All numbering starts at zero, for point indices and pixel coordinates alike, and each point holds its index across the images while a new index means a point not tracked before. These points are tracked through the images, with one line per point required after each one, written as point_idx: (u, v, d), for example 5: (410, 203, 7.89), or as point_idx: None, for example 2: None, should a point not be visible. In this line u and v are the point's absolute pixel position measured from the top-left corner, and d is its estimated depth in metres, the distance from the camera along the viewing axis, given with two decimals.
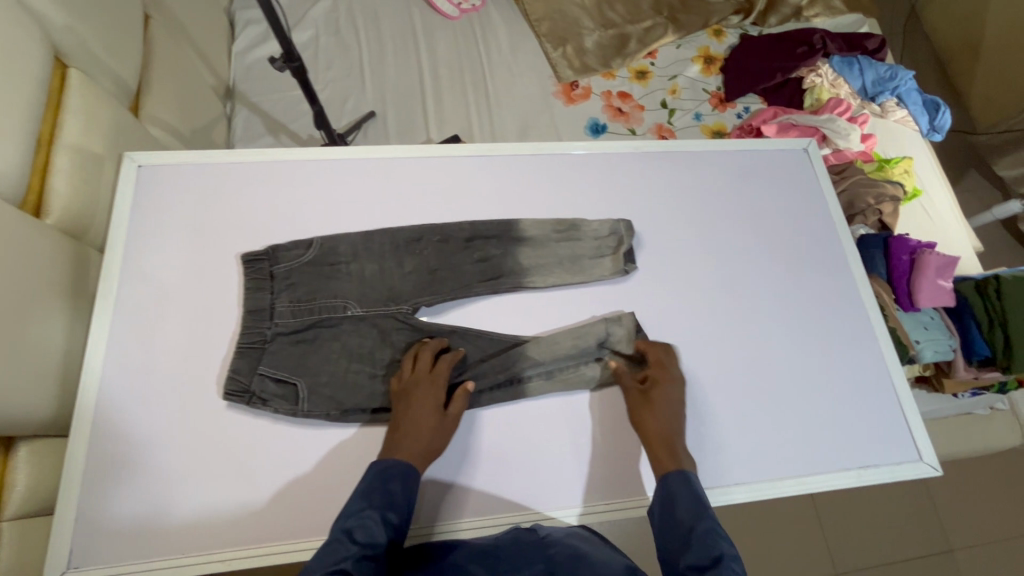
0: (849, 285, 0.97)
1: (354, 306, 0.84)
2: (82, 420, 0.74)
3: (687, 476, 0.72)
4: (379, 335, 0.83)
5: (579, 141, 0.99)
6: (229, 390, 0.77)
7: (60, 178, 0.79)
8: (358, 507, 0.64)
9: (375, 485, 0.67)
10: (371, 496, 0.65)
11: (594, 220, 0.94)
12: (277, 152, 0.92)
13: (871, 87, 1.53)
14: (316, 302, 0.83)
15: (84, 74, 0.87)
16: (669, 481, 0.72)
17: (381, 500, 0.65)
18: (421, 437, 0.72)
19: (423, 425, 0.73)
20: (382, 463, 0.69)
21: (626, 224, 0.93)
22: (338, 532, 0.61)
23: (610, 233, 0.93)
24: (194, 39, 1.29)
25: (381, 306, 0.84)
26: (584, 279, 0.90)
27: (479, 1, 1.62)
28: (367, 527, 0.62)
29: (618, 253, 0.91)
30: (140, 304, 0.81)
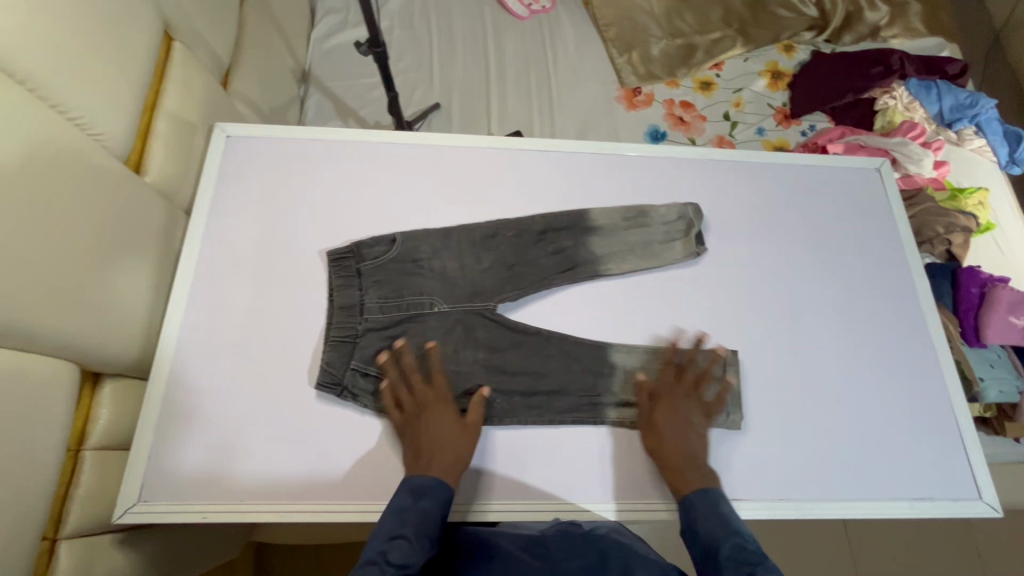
0: (914, 314, 0.93)
1: (439, 303, 0.86)
2: (160, 366, 0.79)
3: (710, 499, 0.72)
4: (462, 333, 0.85)
5: (629, 143, 0.99)
6: (322, 381, 0.80)
7: (158, 141, 0.86)
8: (392, 528, 0.63)
9: (408, 502, 0.66)
10: (406, 516, 0.65)
11: (662, 206, 0.94)
12: (352, 132, 0.96)
13: (948, 114, 1.47)
14: (402, 299, 0.85)
15: (186, 49, 0.94)
16: (694, 505, 0.72)
17: (413, 519, 0.65)
18: (445, 450, 0.73)
19: (446, 444, 0.74)
20: (415, 484, 0.68)
21: (694, 208, 0.94)
22: (373, 552, 0.60)
23: (678, 217, 0.93)
24: (279, 24, 1.36)
25: (466, 303, 0.86)
26: (658, 263, 0.91)
27: (549, 3, 1.64)
28: (401, 549, 0.61)
29: (689, 236, 0.92)
30: (219, 265, 0.86)
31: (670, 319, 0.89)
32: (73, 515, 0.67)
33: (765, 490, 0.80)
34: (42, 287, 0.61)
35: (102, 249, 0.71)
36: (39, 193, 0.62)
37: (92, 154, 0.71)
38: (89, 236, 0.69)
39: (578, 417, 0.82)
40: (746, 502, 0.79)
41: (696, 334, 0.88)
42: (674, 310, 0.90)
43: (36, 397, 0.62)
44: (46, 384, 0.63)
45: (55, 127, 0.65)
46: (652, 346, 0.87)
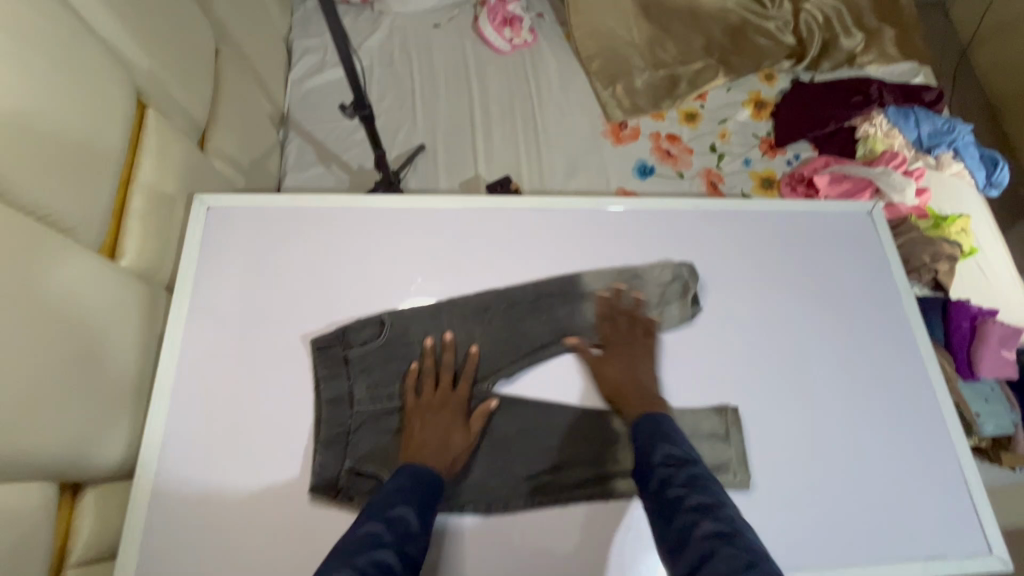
0: (914, 361, 0.94)
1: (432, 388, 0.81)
2: (146, 466, 0.74)
3: (654, 420, 0.73)
4: None
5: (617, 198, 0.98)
6: (315, 484, 0.75)
7: (134, 219, 0.81)
8: (390, 500, 0.65)
9: (410, 482, 0.68)
10: (405, 491, 0.66)
11: (655, 266, 0.93)
12: (340, 199, 0.92)
13: (927, 140, 1.50)
14: (393, 388, 0.81)
15: (161, 117, 0.89)
16: (640, 424, 0.73)
17: (415, 497, 0.66)
18: (447, 447, 0.75)
19: (449, 438, 0.76)
20: (413, 467, 0.70)
21: (689, 268, 0.93)
22: (382, 517, 0.62)
23: (673, 277, 0.92)
24: (256, 72, 1.31)
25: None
26: (656, 324, 0.89)
27: (531, 37, 1.62)
28: (408, 518, 0.63)
29: (684, 299, 0.91)
30: (205, 349, 0.82)
31: (673, 379, 0.87)
32: None
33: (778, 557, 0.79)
34: None
35: (69, 350, 0.64)
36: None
37: (58, 249, 0.65)
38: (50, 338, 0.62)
39: (584, 494, 0.77)
40: None
41: (702, 395, 0.87)
42: (678, 371, 0.88)
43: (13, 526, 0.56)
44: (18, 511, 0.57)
45: (15, 227, 0.60)
46: None
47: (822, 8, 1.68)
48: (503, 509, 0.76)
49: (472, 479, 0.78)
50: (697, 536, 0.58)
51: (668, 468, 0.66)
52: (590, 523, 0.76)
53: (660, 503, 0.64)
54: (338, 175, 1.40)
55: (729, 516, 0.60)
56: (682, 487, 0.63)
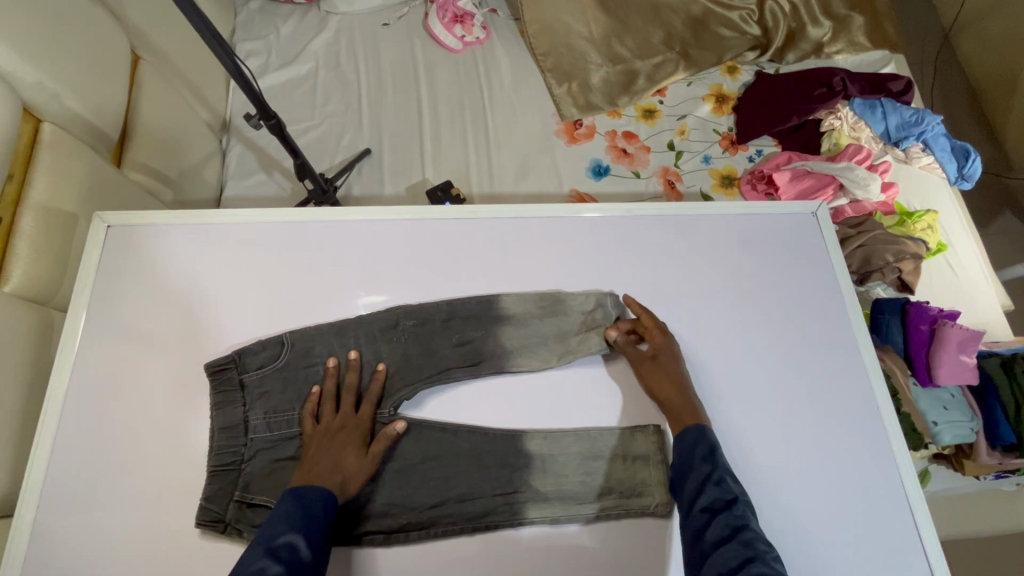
0: (856, 373, 0.89)
1: None
2: (27, 501, 0.71)
3: (707, 433, 0.74)
4: None
5: (556, 205, 0.92)
6: (202, 520, 0.71)
7: (24, 240, 0.78)
8: (277, 528, 0.62)
9: (294, 505, 0.65)
10: (292, 517, 0.64)
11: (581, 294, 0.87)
12: (246, 213, 0.88)
13: (894, 133, 1.43)
14: (291, 413, 0.78)
15: (58, 130, 0.85)
16: (693, 436, 0.74)
17: (300, 519, 0.64)
18: (340, 469, 0.72)
19: (342, 461, 0.72)
20: (297, 489, 0.67)
21: (613, 297, 0.86)
22: (263, 549, 0.60)
23: (595, 306, 0.86)
24: (189, 79, 1.27)
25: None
26: (571, 357, 0.83)
27: (484, 34, 1.57)
28: (293, 547, 0.61)
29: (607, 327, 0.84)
30: (96, 375, 0.78)
31: (592, 406, 0.82)
32: None
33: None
34: None
35: None
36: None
37: None
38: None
39: (493, 520, 0.75)
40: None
41: (626, 412, 0.82)
42: (598, 394, 0.82)
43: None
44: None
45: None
46: (571, 429, 0.80)
47: None
48: (406, 539, 0.74)
49: (374, 508, 0.75)
50: (748, 575, 0.61)
51: (712, 499, 0.68)
52: (502, 547, 0.74)
53: (706, 529, 0.67)
54: (280, 183, 1.36)
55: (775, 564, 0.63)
56: (737, 521, 0.66)
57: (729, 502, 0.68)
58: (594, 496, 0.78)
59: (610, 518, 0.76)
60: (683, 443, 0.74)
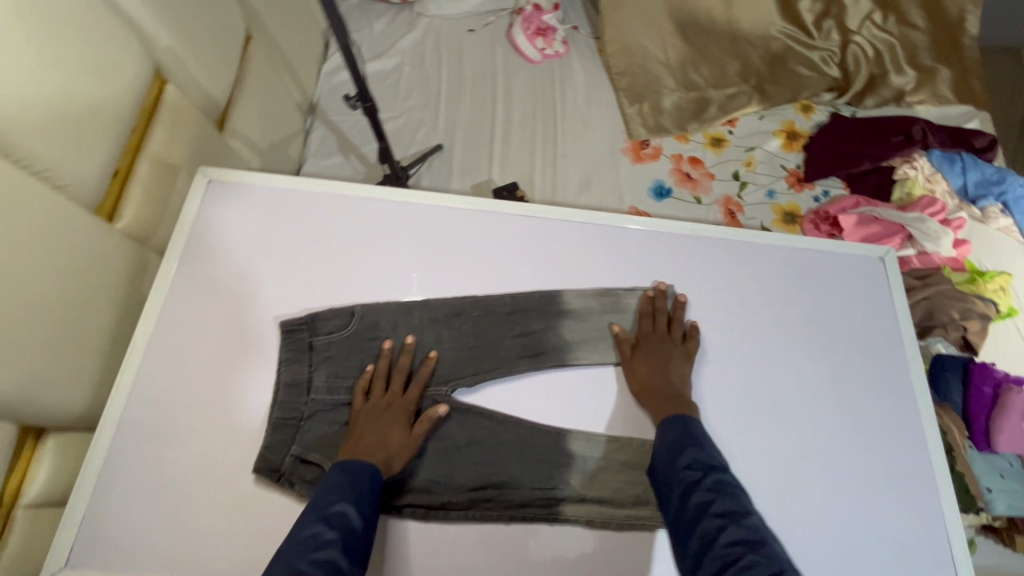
0: (911, 420, 0.87)
1: None
2: (106, 421, 0.76)
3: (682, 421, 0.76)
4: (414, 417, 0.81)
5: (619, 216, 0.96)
6: (260, 467, 0.76)
7: (137, 185, 0.85)
8: (329, 498, 0.66)
9: (345, 479, 0.69)
10: (343, 491, 0.67)
11: (638, 292, 0.90)
12: (334, 186, 0.95)
13: (972, 189, 1.41)
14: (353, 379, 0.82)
15: (178, 91, 0.93)
16: (669, 426, 0.76)
17: (349, 492, 0.67)
18: (385, 446, 0.75)
19: (388, 439, 0.75)
20: (345, 464, 0.71)
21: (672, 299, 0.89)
22: (318, 516, 0.64)
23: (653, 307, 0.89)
24: (288, 60, 1.37)
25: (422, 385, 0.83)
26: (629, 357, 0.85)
27: (564, 48, 1.62)
28: (345, 515, 0.64)
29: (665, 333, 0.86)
30: (181, 316, 0.84)
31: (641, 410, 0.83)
32: None
33: None
34: None
35: (40, 303, 0.67)
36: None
37: (42, 201, 0.67)
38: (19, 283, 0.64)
39: (529, 513, 0.77)
40: None
41: None
42: None
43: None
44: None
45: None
46: (615, 433, 0.82)
47: (873, 41, 1.58)
48: (444, 516, 0.76)
49: (417, 481, 0.78)
50: (720, 543, 0.61)
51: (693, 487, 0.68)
52: (534, 537, 0.76)
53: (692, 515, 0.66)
54: (355, 167, 1.43)
55: (755, 523, 0.63)
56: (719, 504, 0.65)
57: (708, 469, 0.69)
58: (632, 504, 0.78)
59: (646, 526, 0.77)
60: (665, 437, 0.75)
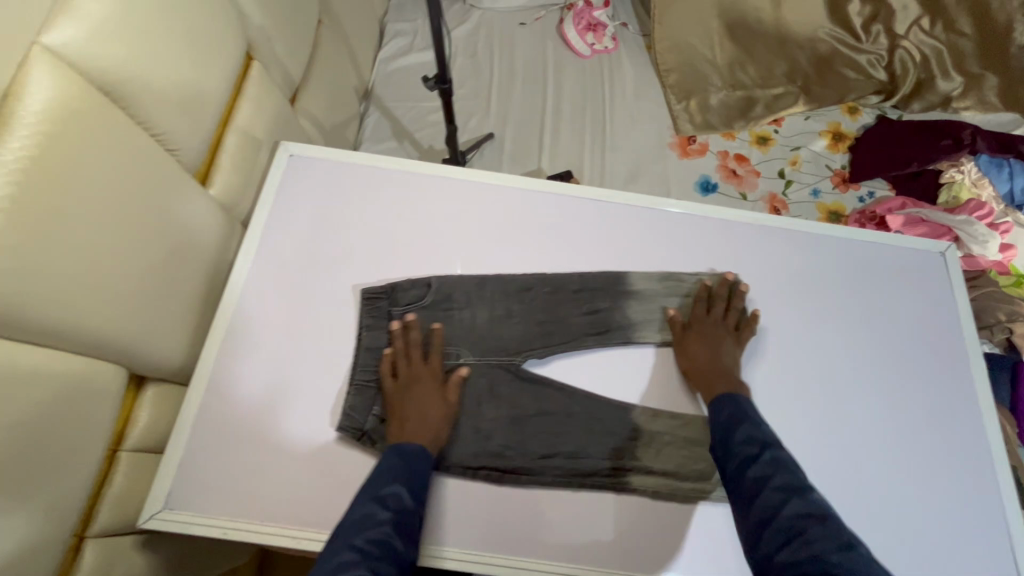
0: (968, 411, 0.90)
1: (466, 356, 0.86)
2: (200, 376, 0.80)
3: (736, 399, 0.77)
4: (487, 386, 0.85)
5: (682, 202, 0.99)
6: (343, 425, 0.79)
7: (226, 154, 0.89)
8: (384, 480, 0.69)
9: (398, 462, 0.71)
10: (396, 472, 0.70)
11: (703, 278, 0.93)
12: (410, 164, 0.99)
13: (1018, 194, 1.41)
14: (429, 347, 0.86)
15: (261, 68, 0.97)
16: (721, 404, 0.77)
17: (403, 475, 0.70)
18: (428, 423, 0.77)
19: (427, 417, 0.78)
20: (399, 446, 0.73)
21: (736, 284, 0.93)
22: (373, 496, 0.66)
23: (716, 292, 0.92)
24: (350, 46, 1.41)
25: (495, 356, 0.86)
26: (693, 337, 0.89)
27: (613, 44, 1.65)
28: (399, 497, 0.67)
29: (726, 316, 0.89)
30: (265, 281, 0.88)
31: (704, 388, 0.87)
32: (102, 515, 0.68)
33: None
34: (60, 297, 0.58)
35: (155, 258, 0.71)
36: (72, 197, 0.58)
37: (161, 163, 0.71)
38: (133, 241, 0.67)
39: (596, 482, 0.80)
40: None
41: None
42: None
43: (69, 400, 0.60)
44: (77, 389, 0.62)
45: (119, 130, 0.64)
46: (679, 411, 0.85)
47: (920, 46, 1.59)
48: (515, 481, 0.80)
49: (491, 446, 0.81)
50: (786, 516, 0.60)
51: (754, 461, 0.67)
52: (602, 506, 0.79)
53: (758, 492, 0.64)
54: (409, 152, 1.47)
55: (818, 498, 0.62)
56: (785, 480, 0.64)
57: (763, 448, 0.68)
58: (696, 479, 0.80)
59: (707, 499, 0.80)
60: (722, 417, 0.75)
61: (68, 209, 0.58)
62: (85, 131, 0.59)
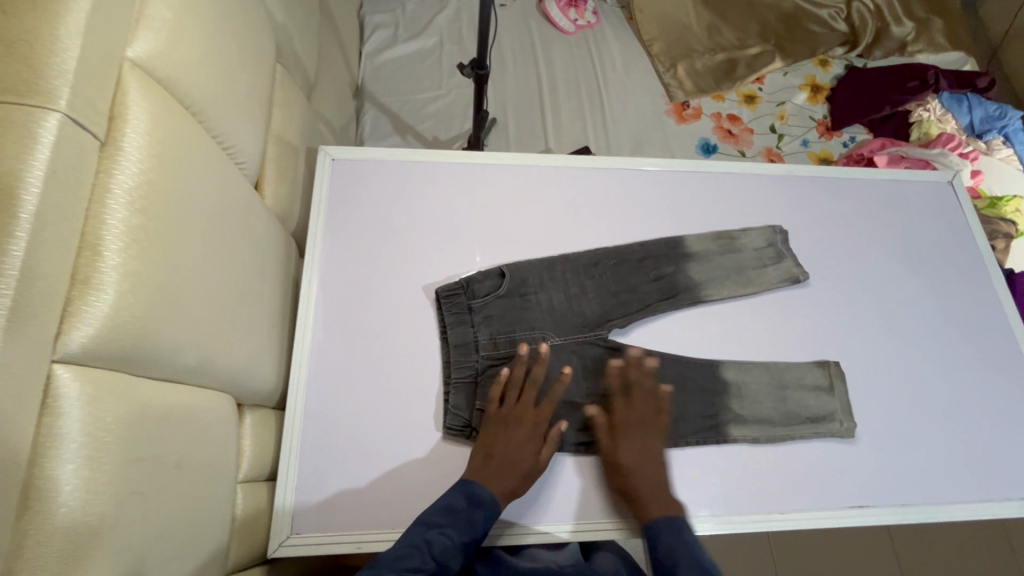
0: (997, 319, 0.99)
1: (552, 336, 0.86)
2: (296, 395, 0.78)
3: (675, 525, 0.72)
4: (579, 363, 0.86)
5: (718, 163, 1.03)
6: (451, 425, 0.79)
7: (270, 164, 0.85)
8: (436, 520, 0.66)
9: (463, 506, 0.68)
10: (456, 516, 0.67)
11: (752, 232, 0.97)
12: (453, 155, 0.97)
13: (978, 125, 1.55)
14: (516, 334, 0.85)
15: (285, 71, 0.93)
16: (659, 532, 0.71)
17: (460, 522, 0.67)
18: (517, 471, 0.73)
19: (522, 459, 0.74)
20: (469, 486, 0.70)
21: (782, 235, 0.97)
22: (418, 539, 0.64)
23: (767, 244, 0.97)
24: (341, 42, 1.36)
25: (579, 333, 0.87)
26: (754, 288, 0.93)
27: (594, 18, 1.67)
28: (444, 543, 0.64)
29: (780, 264, 0.95)
30: (335, 291, 0.85)
31: (772, 336, 0.92)
32: (234, 549, 0.65)
33: (881, 492, 0.84)
34: (193, 316, 0.56)
35: (241, 275, 0.68)
36: (184, 218, 0.55)
37: (234, 177, 0.68)
38: (226, 262, 0.65)
39: (702, 438, 0.83)
40: (871, 506, 0.83)
41: (800, 350, 0.92)
42: (778, 323, 0.93)
43: (203, 431, 0.58)
44: (208, 420, 0.59)
45: (203, 145, 0.61)
46: (757, 360, 0.90)
47: None
48: None
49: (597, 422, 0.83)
50: None
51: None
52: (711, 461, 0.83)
53: None
54: (415, 146, 1.43)
55: None
56: None
57: None
58: (788, 422, 0.86)
59: (803, 438, 0.85)
60: (663, 546, 0.70)
61: (184, 234, 0.55)
62: (183, 147, 0.56)
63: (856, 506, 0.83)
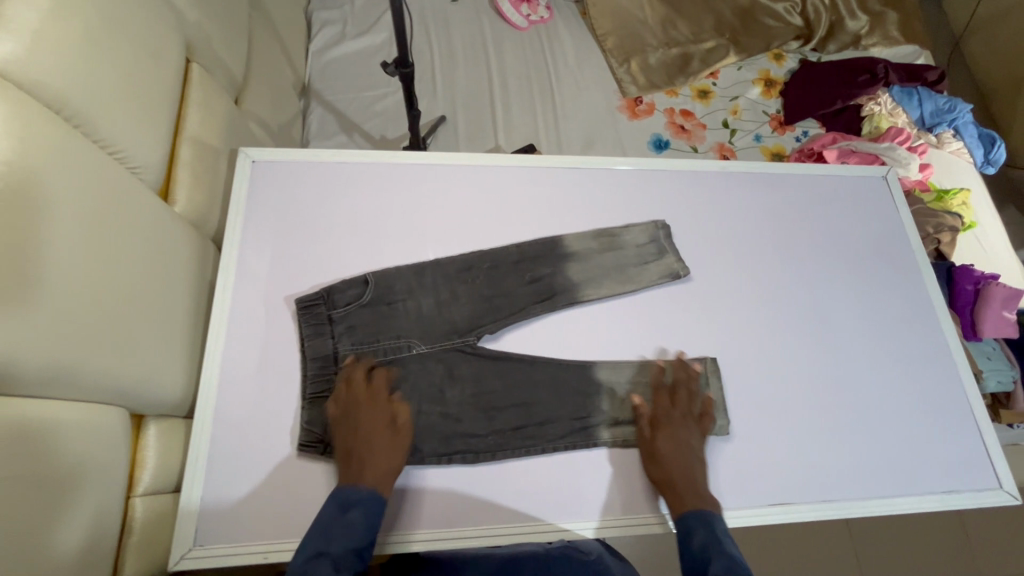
0: (927, 314, 1.00)
1: (417, 344, 0.84)
2: (205, 404, 0.76)
3: (703, 517, 0.71)
4: (444, 371, 0.84)
5: (651, 159, 1.02)
6: (303, 442, 0.76)
7: (184, 167, 0.82)
8: (323, 539, 0.64)
9: (334, 519, 0.66)
10: (330, 526, 0.65)
11: (634, 228, 0.96)
12: (375, 154, 0.95)
13: (928, 118, 1.55)
14: (379, 343, 0.83)
15: (202, 71, 0.90)
16: (689, 523, 0.71)
17: (339, 534, 0.64)
18: (378, 459, 0.71)
19: (377, 449, 0.72)
20: (343, 495, 0.68)
21: (664, 229, 0.96)
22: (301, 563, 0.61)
23: (649, 240, 0.95)
24: (280, 40, 1.33)
25: (447, 340, 0.85)
26: (632, 286, 0.92)
27: (547, 13, 1.66)
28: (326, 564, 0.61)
29: (661, 259, 0.94)
30: (250, 297, 0.83)
31: (700, 334, 0.92)
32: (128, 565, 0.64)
33: (803, 490, 0.84)
34: (64, 325, 0.54)
35: (142, 283, 0.66)
36: (52, 226, 0.54)
37: (128, 182, 0.66)
38: (120, 273, 0.63)
39: (569, 443, 0.82)
40: (794, 504, 0.83)
41: (727, 348, 0.91)
42: (706, 321, 0.93)
43: (82, 445, 0.57)
44: (88, 432, 0.58)
45: (80, 152, 0.59)
46: (629, 360, 0.88)
47: None
48: (492, 457, 0.80)
49: (461, 431, 0.81)
50: None
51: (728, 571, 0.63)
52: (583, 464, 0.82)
53: None
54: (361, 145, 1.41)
55: None
56: None
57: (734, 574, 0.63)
58: None
59: None
60: (689, 536, 0.70)
61: (52, 241, 0.54)
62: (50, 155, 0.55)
63: (778, 503, 0.83)
